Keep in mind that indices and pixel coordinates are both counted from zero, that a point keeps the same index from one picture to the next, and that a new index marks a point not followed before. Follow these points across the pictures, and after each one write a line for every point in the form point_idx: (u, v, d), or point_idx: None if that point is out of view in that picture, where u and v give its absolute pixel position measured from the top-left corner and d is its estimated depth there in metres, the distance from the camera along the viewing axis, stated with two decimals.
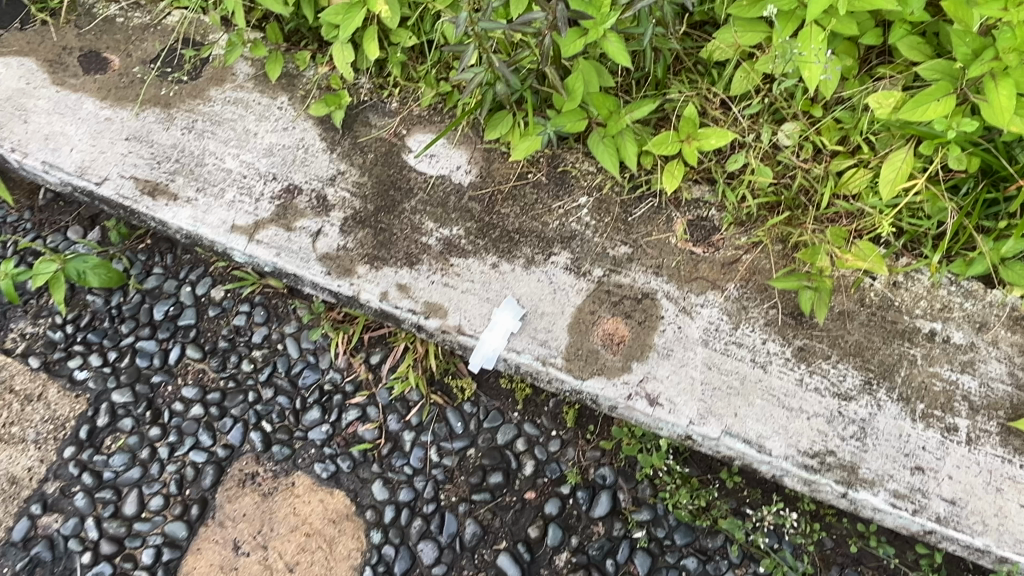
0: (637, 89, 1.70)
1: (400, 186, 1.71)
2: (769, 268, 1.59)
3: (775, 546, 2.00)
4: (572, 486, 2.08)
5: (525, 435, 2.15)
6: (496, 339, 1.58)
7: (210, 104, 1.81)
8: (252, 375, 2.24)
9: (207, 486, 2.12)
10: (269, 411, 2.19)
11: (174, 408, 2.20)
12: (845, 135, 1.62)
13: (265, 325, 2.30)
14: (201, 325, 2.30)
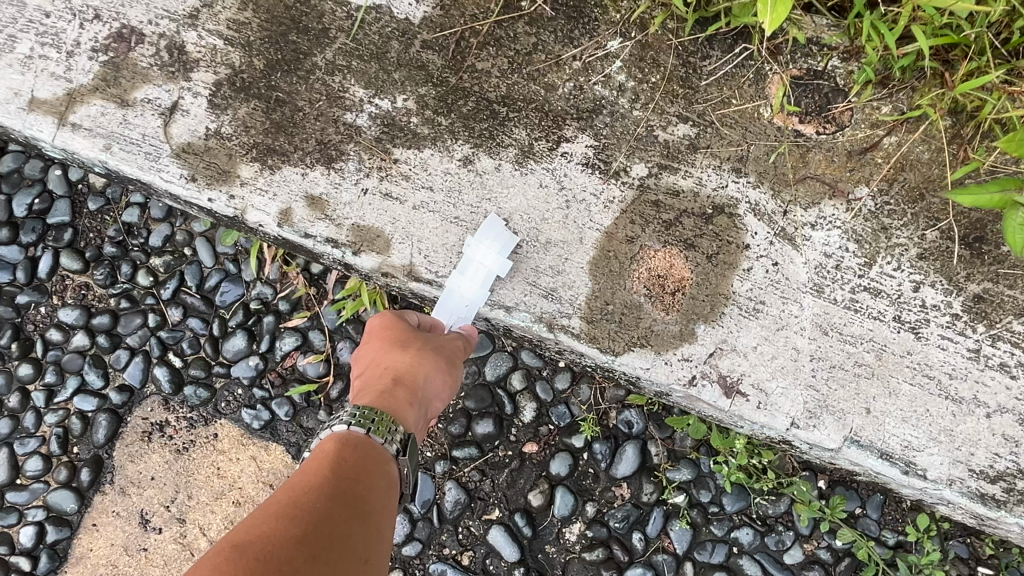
0: None
1: (306, 27, 1.02)
2: (931, 162, 0.93)
3: (857, 511, 1.23)
4: (586, 437, 1.25)
5: (526, 365, 1.27)
6: (470, 288, 0.96)
7: None
8: (153, 292, 1.32)
9: (101, 442, 1.32)
10: (177, 340, 1.32)
11: (48, 338, 1.33)
12: None
13: (168, 221, 1.33)
14: (80, 223, 1.35)
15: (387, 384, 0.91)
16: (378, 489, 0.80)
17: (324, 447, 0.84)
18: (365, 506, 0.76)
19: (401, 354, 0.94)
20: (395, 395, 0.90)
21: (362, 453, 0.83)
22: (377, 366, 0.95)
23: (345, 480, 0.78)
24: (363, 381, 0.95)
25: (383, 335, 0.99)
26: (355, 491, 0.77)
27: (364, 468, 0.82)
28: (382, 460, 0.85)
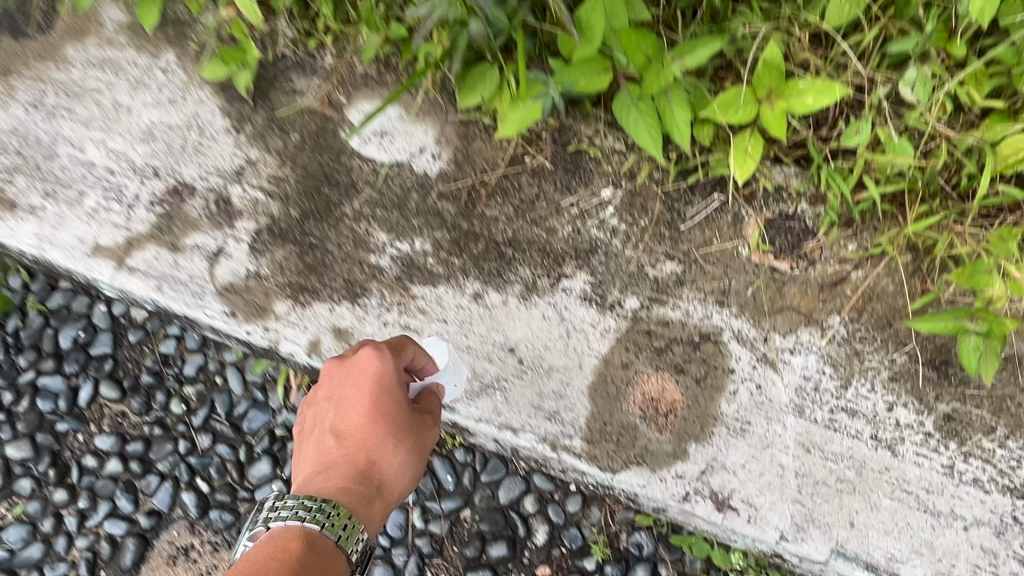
0: (684, 24, 1.12)
1: (337, 181, 1.16)
2: (896, 293, 1.03)
3: None
4: (597, 562, 1.29)
5: (539, 488, 1.32)
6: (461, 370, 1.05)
7: (65, 69, 1.25)
8: (185, 420, 1.41)
9: (127, 567, 1.39)
10: (205, 466, 1.40)
11: (84, 465, 1.42)
12: (1003, 86, 1.06)
13: (202, 351, 1.43)
14: (120, 353, 1.45)
15: (368, 490, 0.92)
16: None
17: (290, 547, 0.82)
18: None
19: (393, 453, 0.93)
20: (372, 507, 0.91)
21: (321, 569, 0.81)
22: (362, 452, 0.93)
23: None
24: (345, 447, 0.95)
25: (381, 399, 0.94)
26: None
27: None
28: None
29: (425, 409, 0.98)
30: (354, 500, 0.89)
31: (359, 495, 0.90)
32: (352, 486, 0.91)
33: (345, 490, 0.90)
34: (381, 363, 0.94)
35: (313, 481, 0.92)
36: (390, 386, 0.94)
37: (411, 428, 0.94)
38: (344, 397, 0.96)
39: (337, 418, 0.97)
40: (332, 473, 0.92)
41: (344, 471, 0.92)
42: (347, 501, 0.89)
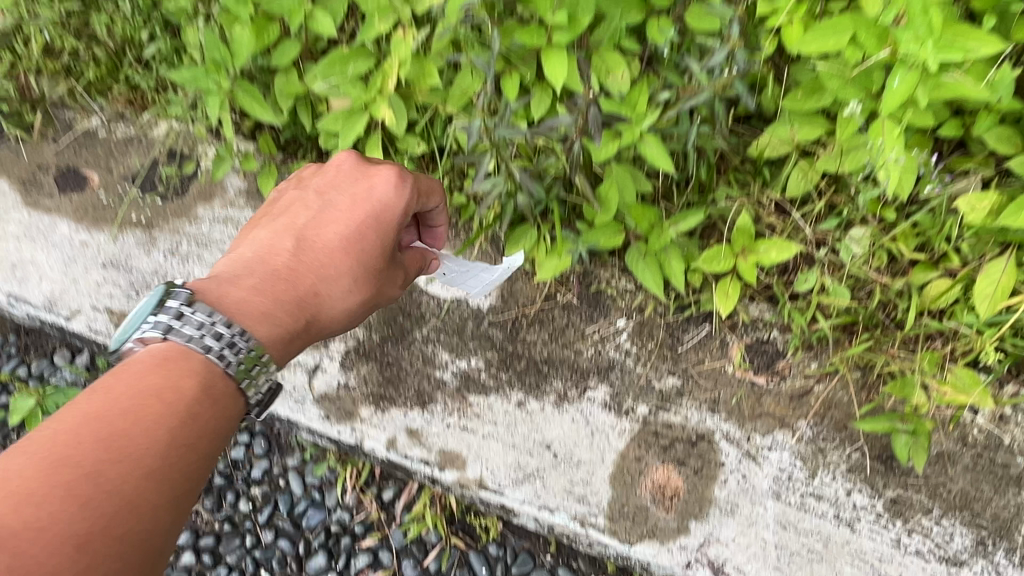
0: (679, 193, 1.47)
1: (410, 312, 1.48)
2: (849, 402, 1.33)
3: None
4: None
5: None
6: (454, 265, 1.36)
7: (196, 223, 1.58)
8: (250, 516, 1.72)
9: None
10: (267, 557, 1.68)
11: None
12: (925, 242, 1.39)
13: (267, 457, 1.76)
14: None
15: (301, 321, 1.00)
16: (212, 463, 0.84)
17: (182, 386, 0.84)
18: (182, 489, 0.79)
19: (341, 291, 1.03)
20: (297, 339, 1.00)
21: (217, 410, 0.86)
22: (314, 283, 1.02)
23: (181, 465, 0.79)
24: (313, 263, 1.04)
25: (365, 226, 1.05)
26: (192, 479, 0.80)
27: (205, 446, 0.83)
28: (231, 430, 0.88)
29: (403, 253, 1.09)
30: (284, 331, 0.97)
31: (297, 320, 0.99)
32: (291, 309, 0.99)
33: (291, 318, 0.99)
34: (390, 192, 1.06)
35: (247, 279, 0.99)
36: (388, 219, 1.06)
37: (377, 267, 1.06)
38: (333, 208, 1.07)
39: (316, 226, 1.07)
40: (279, 284, 1.00)
41: (292, 293, 1.00)
42: (284, 324, 0.98)
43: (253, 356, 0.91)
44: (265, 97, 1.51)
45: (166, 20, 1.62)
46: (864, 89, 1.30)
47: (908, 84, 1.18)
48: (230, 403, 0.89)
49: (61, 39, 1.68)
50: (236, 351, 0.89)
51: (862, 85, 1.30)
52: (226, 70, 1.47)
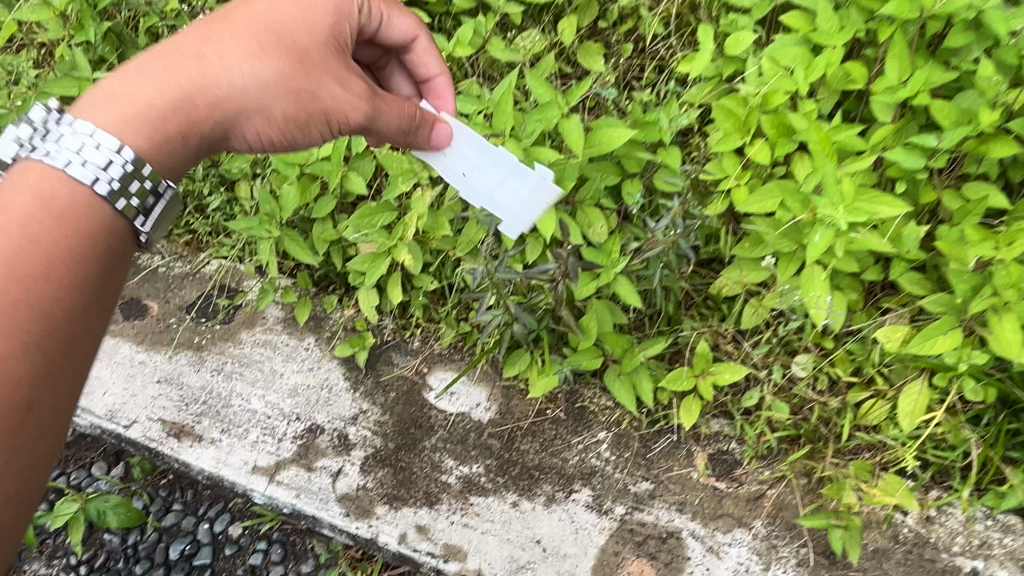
0: (649, 324, 1.74)
1: (420, 424, 1.72)
2: (797, 504, 1.55)
3: None
4: None
5: None
6: (468, 158, 1.45)
7: (240, 346, 1.85)
8: None
9: None
10: None
11: None
12: (859, 366, 1.64)
13: (282, 564, 1.94)
14: (217, 564, 1.99)
15: (190, 95, 1.16)
16: (72, 285, 0.97)
17: (17, 202, 0.97)
18: (34, 294, 0.92)
19: (238, 65, 1.19)
20: (185, 112, 1.15)
21: (75, 230, 0.99)
22: (227, 38, 1.21)
23: (32, 297, 0.92)
24: (203, 39, 1.20)
25: (286, 24, 1.25)
26: (51, 309, 0.93)
27: (62, 272, 0.96)
28: (99, 244, 1.02)
29: (321, 56, 1.25)
30: (143, 109, 1.11)
31: (172, 93, 1.14)
32: (168, 78, 1.15)
33: (164, 86, 1.14)
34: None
35: (163, 49, 1.18)
36: (304, 24, 1.26)
37: (300, 52, 1.23)
38: None
39: (233, 10, 1.25)
40: (175, 55, 1.17)
41: (185, 55, 1.17)
42: (156, 97, 1.13)
43: (118, 181, 1.03)
44: (305, 241, 1.82)
45: (221, 177, 2.03)
46: (796, 243, 1.59)
47: (827, 240, 1.47)
48: (90, 216, 1.01)
49: None
50: (103, 168, 1.01)
51: (796, 238, 1.59)
52: (276, 220, 1.80)
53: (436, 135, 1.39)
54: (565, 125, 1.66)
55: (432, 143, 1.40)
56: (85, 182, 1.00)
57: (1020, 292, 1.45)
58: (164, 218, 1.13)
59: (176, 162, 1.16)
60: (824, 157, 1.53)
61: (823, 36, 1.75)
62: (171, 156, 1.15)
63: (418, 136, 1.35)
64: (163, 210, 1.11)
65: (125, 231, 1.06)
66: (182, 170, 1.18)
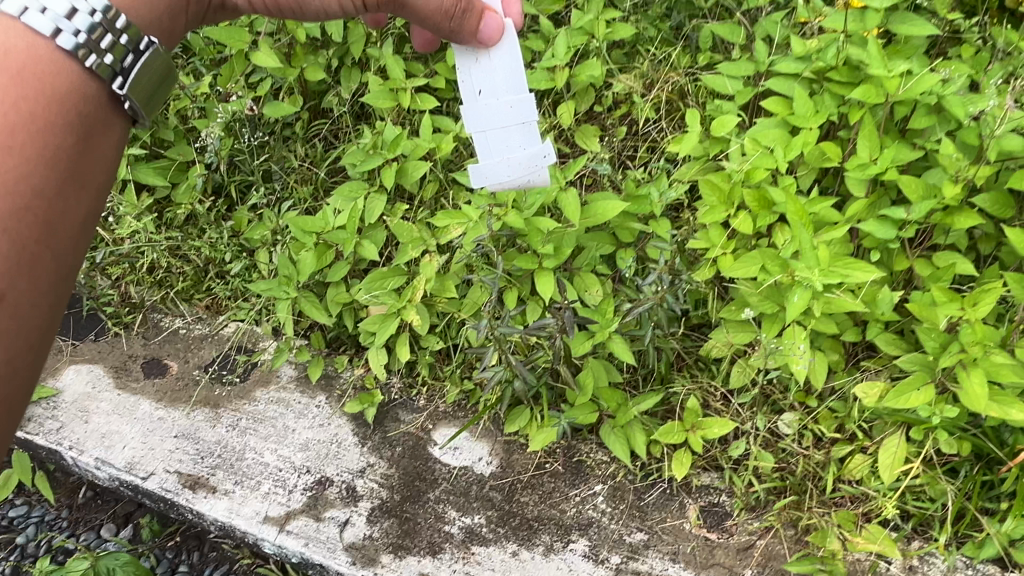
0: (643, 383, 1.85)
1: (425, 477, 1.79)
2: (783, 551, 1.62)
3: None
4: None
5: None
6: (491, 77, 1.45)
7: (254, 403, 1.95)
8: None
9: None
10: None
11: None
12: (841, 423, 1.73)
13: None
14: None
15: None
16: (46, 147, 0.98)
17: None
18: (24, 156, 0.95)
19: None
20: None
21: (36, 90, 0.98)
22: None
23: (3, 168, 0.92)
24: None
25: None
26: (16, 180, 0.93)
27: (27, 140, 0.96)
28: (63, 108, 1.01)
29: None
30: None
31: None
32: None
33: None
34: None
35: None
36: None
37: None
38: None
39: None
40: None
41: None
42: None
43: (84, 34, 1.02)
44: (320, 303, 1.95)
45: (241, 246, 2.17)
46: (777, 303, 1.71)
47: (804, 300, 1.60)
48: (54, 74, 1.01)
49: (164, 258, 2.19)
50: (75, 31, 1.01)
51: (777, 300, 1.71)
52: (294, 282, 1.94)
53: (485, 26, 1.38)
54: (562, 197, 1.81)
55: (480, 38, 1.40)
56: (48, 37, 1.00)
57: (985, 348, 1.57)
58: (145, 78, 1.13)
59: (178, 19, 1.28)
60: (800, 226, 1.67)
61: (799, 119, 1.92)
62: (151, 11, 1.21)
63: (472, 25, 1.37)
64: (140, 69, 1.11)
65: (92, 86, 1.07)
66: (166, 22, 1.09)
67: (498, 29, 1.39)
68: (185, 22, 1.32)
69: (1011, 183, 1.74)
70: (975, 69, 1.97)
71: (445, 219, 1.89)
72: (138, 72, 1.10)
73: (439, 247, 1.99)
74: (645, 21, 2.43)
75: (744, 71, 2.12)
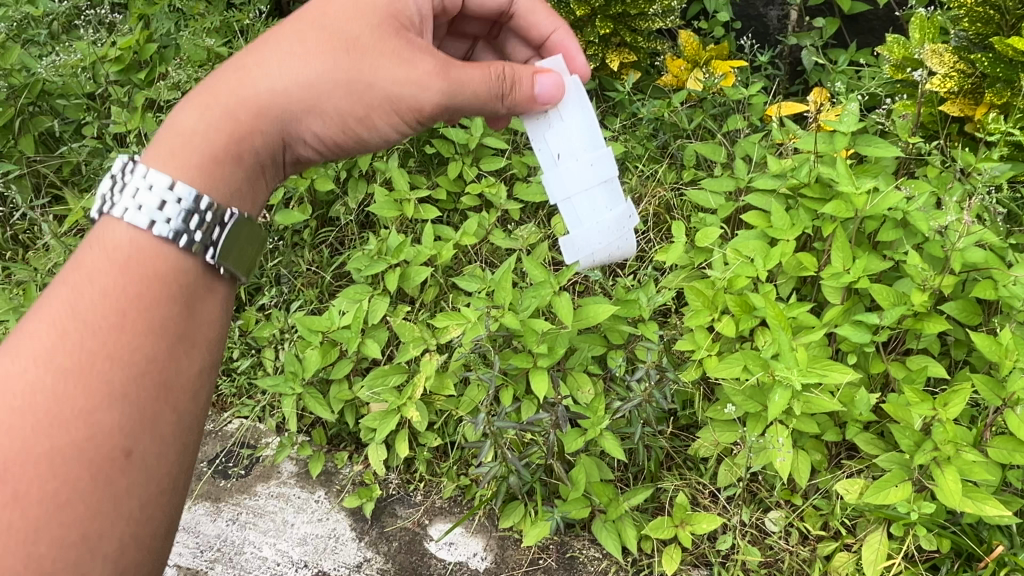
0: (633, 480, 1.91)
1: (420, 572, 1.82)
2: None
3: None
4: None
5: None
6: (567, 142, 1.63)
7: (254, 497, 2.00)
8: None
9: None
10: None
11: None
12: (826, 520, 1.79)
13: None
14: None
15: (241, 114, 1.29)
16: (160, 316, 1.10)
17: (102, 253, 1.10)
18: (137, 328, 1.07)
19: (271, 78, 1.33)
20: (241, 130, 1.28)
21: (140, 270, 1.11)
22: (256, 83, 1.32)
23: (119, 341, 1.05)
24: (235, 71, 1.33)
25: (334, 35, 1.41)
26: (131, 351, 1.05)
27: (138, 315, 1.08)
28: (165, 281, 1.13)
29: (372, 41, 1.43)
30: (207, 145, 1.24)
31: (225, 131, 1.26)
32: (220, 115, 1.27)
33: (217, 125, 1.26)
34: (337, 19, 1.42)
35: (202, 96, 1.29)
36: (345, 27, 1.43)
37: (354, 41, 1.42)
38: (313, 22, 1.42)
39: (262, 46, 1.37)
40: (212, 91, 1.29)
41: (236, 94, 1.30)
42: (209, 129, 1.25)
43: (175, 221, 1.14)
44: (324, 399, 2.03)
45: (247, 344, 2.26)
46: (760, 403, 1.80)
47: (785, 398, 1.68)
48: (158, 255, 1.14)
49: None
50: (167, 223, 1.13)
51: (759, 400, 1.80)
52: (299, 378, 2.02)
53: (540, 84, 1.54)
54: (557, 301, 1.92)
55: (537, 100, 1.55)
56: (144, 227, 1.12)
57: (958, 446, 1.65)
58: (234, 246, 1.22)
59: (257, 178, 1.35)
60: (780, 329, 1.78)
61: (777, 231, 2.06)
62: (226, 175, 1.25)
63: (518, 92, 1.53)
64: (228, 239, 1.20)
65: (190, 260, 1.17)
66: (248, 195, 1.30)
67: (556, 86, 1.55)
68: (263, 184, 1.37)
69: (975, 292, 1.86)
70: (938, 188, 2.13)
71: (445, 319, 1.99)
72: (226, 241, 1.20)
73: (438, 347, 2.09)
74: (633, 140, 2.61)
75: (726, 187, 2.28)
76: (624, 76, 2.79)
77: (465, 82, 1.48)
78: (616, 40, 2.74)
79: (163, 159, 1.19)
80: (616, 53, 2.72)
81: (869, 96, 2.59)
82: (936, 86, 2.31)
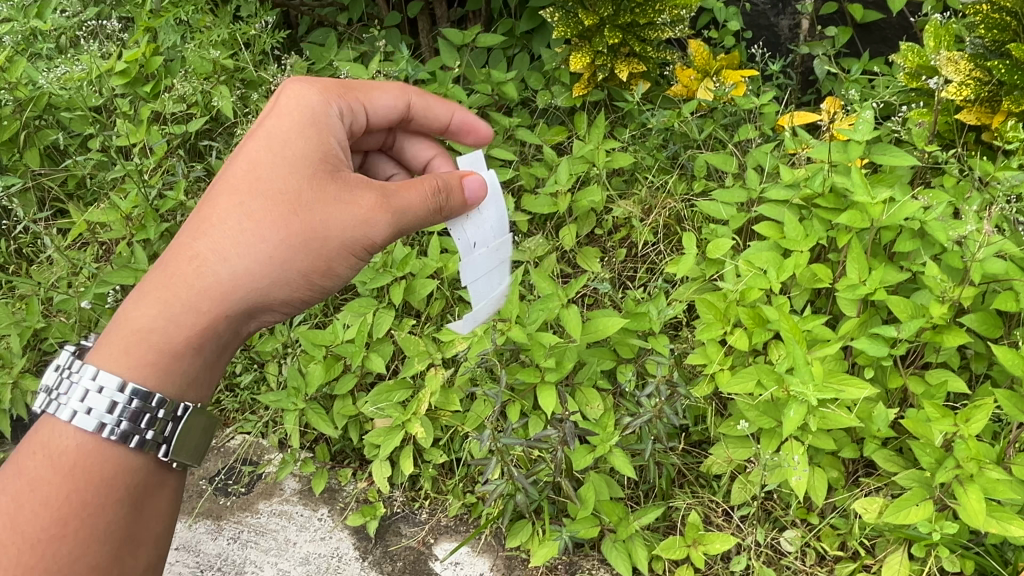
0: (644, 498, 1.87)
1: None
2: None
3: None
4: None
5: None
6: (480, 229, 1.56)
7: (257, 515, 1.97)
8: None
9: None
10: None
11: None
12: (843, 540, 1.73)
13: None
14: None
15: (196, 309, 1.36)
16: (103, 524, 1.27)
17: (50, 463, 1.27)
18: (76, 539, 1.24)
19: (222, 267, 1.37)
20: (191, 323, 1.35)
21: (88, 480, 1.28)
22: (207, 275, 1.37)
23: (59, 555, 1.22)
24: (186, 263, 1.37)
25: (278, 201, 1.40)
26: (71, 565, 1.23)
27: (80, 526, 1.25)
28: (113, 488, 1.30)
29: (315, 194, 1.41)
30: (155, 347, 1.33)
31: (186, 326, 1.35)
32: (170, 317, 1.35)
33: (167, 326, 1.34)
34: (277, 180, 1.41)
35: (154, 297, 1.36)
36: (287, 186, 1.41)
37: (298, 200, 1.40)
38: (252, 188, 1.41)
39: (208, 225, 1.39)
40: (169, 285, 1.36)
41: (192, 286, 1.36)
42: (162, 335, 1.34)
43: (125, 422, 1.30)
44: (327, 415, 2.00)
45: (250, 358, 2.22)
46: (774, 419, 1.74)
47: (798, 414, 1.63)
48: (108, 464, 1.31)
49: None
50: (116, 423, 1.29)
51: (773, 415, 1.75)
52: (302, 394, 1.99)
53: (468, 187, 1.49)
54: (564, 314, 1.88)
55: (468, 203, 1.50)
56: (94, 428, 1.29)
57: (980, 463, 1.58)
58: (186, 437, 1.39)
59: (214, 354, 1.41)
60: (794, 342, 1.71)
61: (790, 242, 2.01)
62: (185, 367, 1.37)
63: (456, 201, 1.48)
64: (182, 431, 1.37)
65: (140, 458, 1.35)
66: (200, 379, 1.40)
67: (484, 186, 1.51)
68: (219, 356, 1.44)
69: (996, 304, 1.80)
70: (956, 197, 2.08)
71: (450, 333, 1.95)
72: (179, 436, 1.36)
73: (444, 361, 2.04)
74: (643, 151, 2.57)
75: (737, 198, 2.23)
76: (633, 87, 2.75)
77: (410, 206, 1.45)
78: (625, 50, 2.70)
79: (117, 364, 1.31)
80: (625, 63, 2.68)
81: (883, 104, 2.55)
82: (951, 95, 2.25)
